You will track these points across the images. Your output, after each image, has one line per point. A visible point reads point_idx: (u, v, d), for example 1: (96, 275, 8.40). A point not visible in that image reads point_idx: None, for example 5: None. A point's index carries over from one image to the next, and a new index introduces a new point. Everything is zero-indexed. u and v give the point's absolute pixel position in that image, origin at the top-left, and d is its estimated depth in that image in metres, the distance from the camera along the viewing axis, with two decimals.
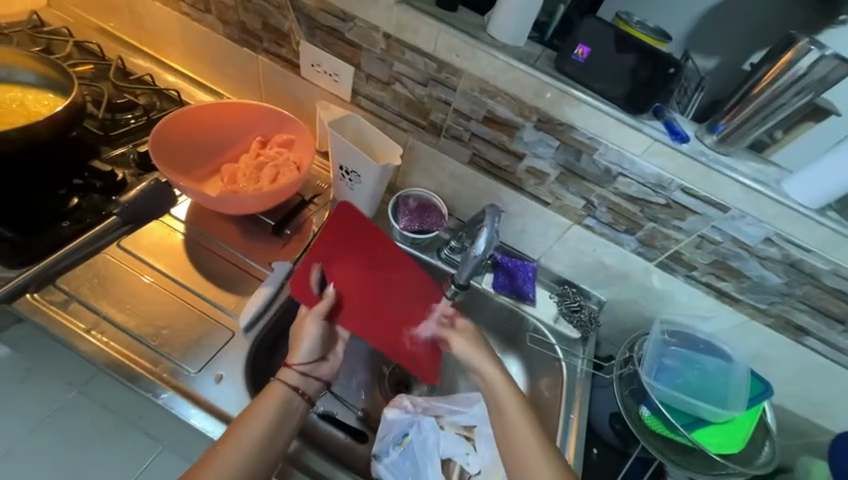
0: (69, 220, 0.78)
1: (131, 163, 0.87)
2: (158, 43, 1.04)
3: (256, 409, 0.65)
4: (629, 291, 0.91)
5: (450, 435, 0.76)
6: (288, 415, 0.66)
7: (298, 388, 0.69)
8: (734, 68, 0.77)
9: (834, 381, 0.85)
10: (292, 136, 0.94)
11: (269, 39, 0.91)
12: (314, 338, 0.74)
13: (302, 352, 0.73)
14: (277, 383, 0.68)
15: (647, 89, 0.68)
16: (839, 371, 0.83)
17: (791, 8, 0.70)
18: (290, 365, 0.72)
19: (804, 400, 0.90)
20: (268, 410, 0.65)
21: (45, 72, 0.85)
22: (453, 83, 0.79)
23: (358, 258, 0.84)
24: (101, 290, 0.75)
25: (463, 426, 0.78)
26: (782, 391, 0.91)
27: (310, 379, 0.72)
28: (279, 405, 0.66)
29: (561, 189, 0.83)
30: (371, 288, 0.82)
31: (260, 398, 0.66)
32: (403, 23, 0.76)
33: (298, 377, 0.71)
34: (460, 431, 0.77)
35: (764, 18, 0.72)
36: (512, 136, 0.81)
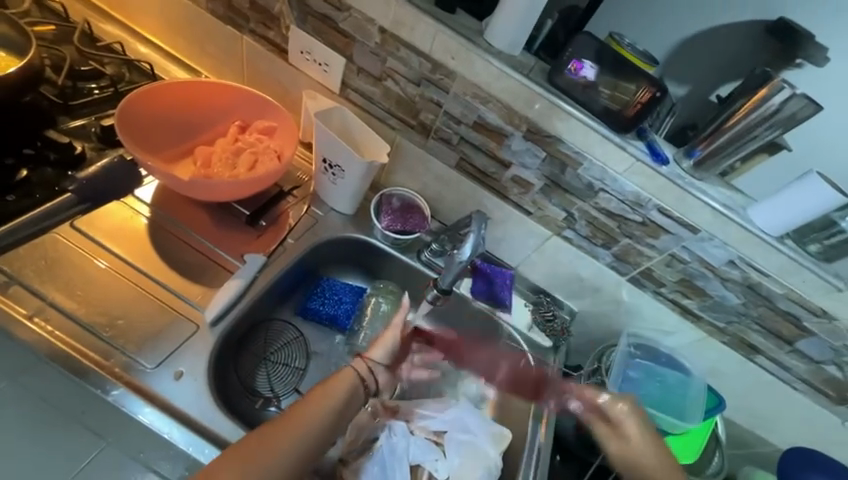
0: (15, 194, 0.70)
1: (92, 136, 0.80)
2: (130, 10, 0.96)
3: (324, 391, 0.67)
4: (601, 303, 0.94)
5: (421, 440, 0.75)
6: (354, 400, 0.69)
7: (364, 378, 0.72)
8: (701, 98, 0.81)
9: (778, 397, 0.92)
10: (275, 123, 0.90)
11: (256, 20, 0.86)
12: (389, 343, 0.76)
13: (381, 351, 0.75)
14: (349, 369, 0.71)
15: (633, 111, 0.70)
16: (783, 387, 0.90)
17: (760, 44, 0.74)
18: (366, 357, 0.74)
19: (750, 413, 0.97)
20: (341, 390, 0.68)
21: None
22: (446, 85, 0.78)
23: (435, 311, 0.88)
24: (49, 272, 0.68)
25: (434, 431, 0.77)
26: (731, 404, 0.97)
27: (377, 375, 0.74)
28: (349, 389, 0.69)
29: (544, 200, 0.85)
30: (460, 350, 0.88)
31: (337, 377, 0.70)
32: (400, 19, 0.74)
33: (368, 369, 0.73)
34: (430, 436, 0.76)
35: (735, 54, 0.76)
36: (501, 144, 0.81)
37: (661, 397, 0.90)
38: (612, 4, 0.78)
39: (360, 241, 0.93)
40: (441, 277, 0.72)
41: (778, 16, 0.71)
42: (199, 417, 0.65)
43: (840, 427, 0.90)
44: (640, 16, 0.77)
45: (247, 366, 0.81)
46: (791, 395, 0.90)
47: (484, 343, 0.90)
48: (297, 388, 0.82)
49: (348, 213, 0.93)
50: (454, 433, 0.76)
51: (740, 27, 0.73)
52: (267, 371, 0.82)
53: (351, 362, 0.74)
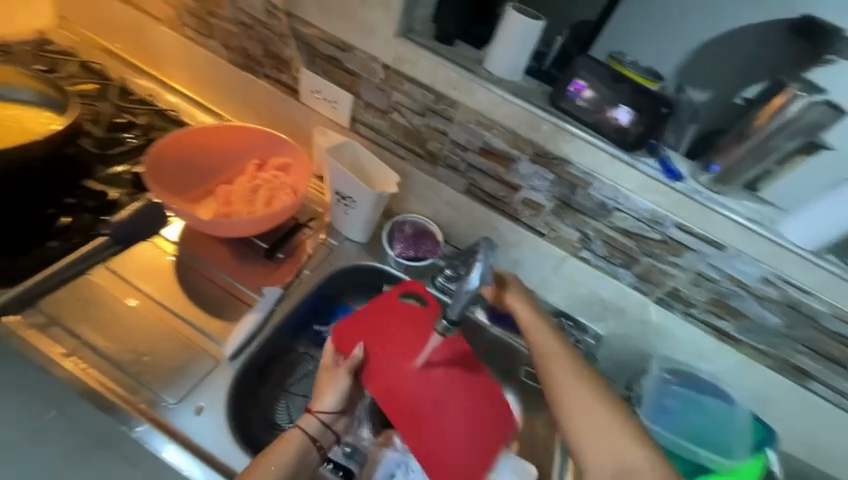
0: (56, 240, 0.77)
1: (125, 182, 0.86)
2: (163, 66, 1.06)
3: (270, 458, 0.64)
4: (626, 326, 0.89)
5: None
6: (302, 466, 0.65)
7: (315, 438, 0.68)
8: (727, 101, 0.78)
9: (839, 427, 0.83)
10: (289, 159, 0.95)
11: (270, 65, 0.92)
12: (342, 389, 0.70)
13: (330, 399, 0.70)
14: (296, 429, 0.67)
15: (640, 127, 0.69)
16: (842, 415, 0.81)
17: (782, 47, 0.73)
18: (313, 411, 0.69)
19: (808, 445, 0.87)
20: (286, 456, 0.64)
21: (46, 92, 0.83)
22: (450, 114, 0.79)
23: (370, 335, 0.73)
24: (83, 312, 0.73)
25: None
26: (785, 435, 0.88)
27: (328, 431, 0.69)
28: (297, 454, 0.65)
29: (557, 221, 0.83)
30: (408, 374, 0.70)
31: (279, 444, 0.65)
32: (401, 55, 0.77)
33: (319, 425, 0.69)
34: None
35: (755, 56, 0.75)
36: (508, 168, 0.81)
37: (702, 429, 0.82)
38: (622, 25, 0.81)
39: (373, 268, 0.93)
40: (450, 307, 0.67)
41: (800, 13, 0.71)
42: (218, 453, 0.66)
43: None
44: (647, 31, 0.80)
45: (266, 398, 0.81)
46: None
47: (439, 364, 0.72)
48: None
49: (361, 241, 0.94)
50: None
51: (756, 28, 0.74)
52: (287, 402, 0.82)
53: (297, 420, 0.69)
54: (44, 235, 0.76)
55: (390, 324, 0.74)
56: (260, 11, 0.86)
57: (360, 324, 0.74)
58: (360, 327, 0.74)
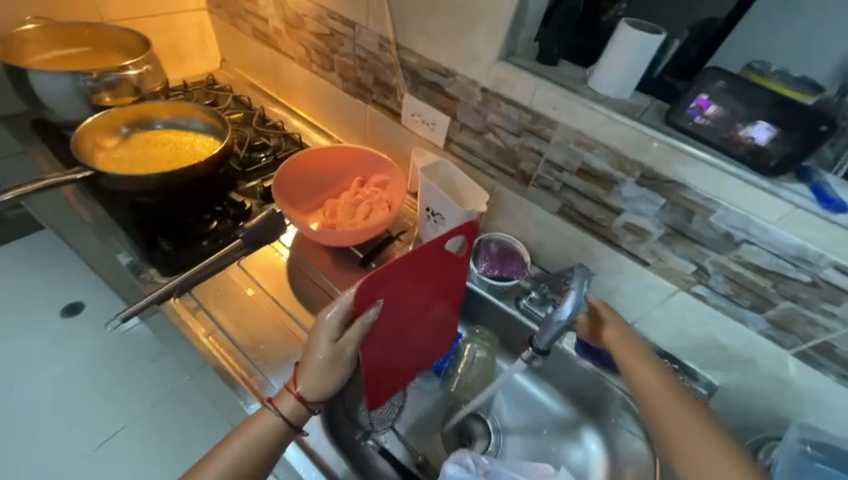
0: (207, 240, 0.93)
1: (257, 195, 1.03)
2: (293, 97, 1.28)
3: (239, 436, 0.61)
4: (754, 381, 0.76)
5: None
6: (279, 447, 0.62)
7: (289, 419, 0.63)
8: None
9: None
10: (387, 178, 1.05)
11: (378, 92, 1.02)
12: (339, 372, 0.64)
13: (310, 381, 0.63)
14: (268, 409, 0.63)
15: (786, 148, 0.58)
16: None
17: None
18: (291, 389, 0.64)
19: None
20: (259, 435, 0.61)
21: (211, 121, 1.03)
22: (547, 134, 0.77)
23: (395, 279, 0.66)
24: (220, 300, 0.87)
25: None
26: None
27: (303, 412, 0.64)
28: (272, 435, 0.61)
29: (666, 249, 0.74)
30: (404, 318, 0.72)
31: (251, 421, 0.62)
32: (501, 78, 0.77)
33: (295, 407, 0.63)
34: None
35: None
36: (609, 190, 0.75)
37: None
38: (757, 31, 0.73)
39: None
40: (538, 336, 0.68)
41: None
42: (314, 443, 0.72)
43: None
44: (782, 42, 0.72)
45: (351, 398, 0.85)
46: None
47: (427, 312, 0.77)
48: (393, 426, 0.87)
49: None
50: None
51: None
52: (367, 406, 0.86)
53: (270, 400, 0.64)
54: (196, 237, 0.92)
55: (420, 268, 0.69)
56: (372, 45, 0.94)
57: (400, 270, 0.66)
58: (396, 272, 0.65)
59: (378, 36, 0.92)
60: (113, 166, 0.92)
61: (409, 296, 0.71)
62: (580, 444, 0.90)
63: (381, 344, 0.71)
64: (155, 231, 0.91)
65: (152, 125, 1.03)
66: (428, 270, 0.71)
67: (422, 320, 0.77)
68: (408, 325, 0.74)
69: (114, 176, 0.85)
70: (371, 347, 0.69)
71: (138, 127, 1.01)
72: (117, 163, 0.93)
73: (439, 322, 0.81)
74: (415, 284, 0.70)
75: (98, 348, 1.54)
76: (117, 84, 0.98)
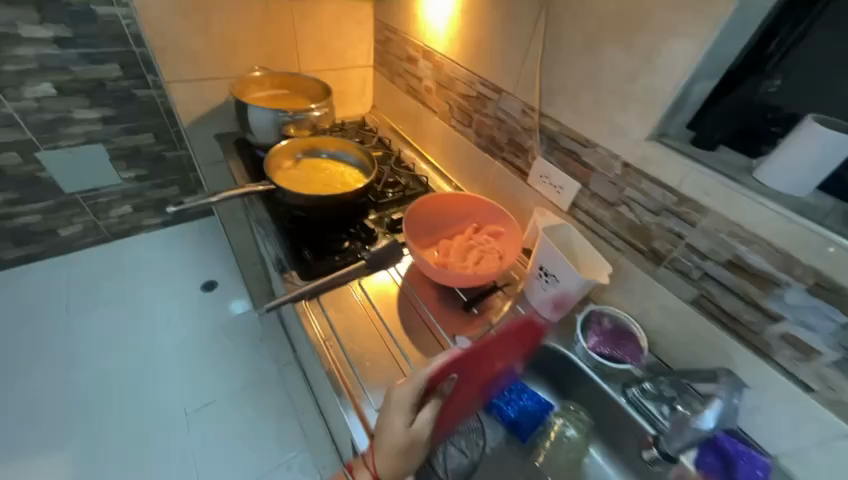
0: (339, 256, 1.06)
1: (384, 224, 1.17)
2: (427, 144, 1.44)
3: None
4: None
5: None
6: None
7: None
8: None
9: None
10: (502, 229, 1.09)
11: (509, 151, 1.10)
12: (411, 457, 0.67)
13: (383, 463, 0.66)
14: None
15: None
16: None
17: None
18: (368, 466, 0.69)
19: None
20: None
21: (363, 159, 1.22)
22: (694, 219, 0.73)
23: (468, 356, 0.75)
24: (340, 311, 0.98)
25: None
26: None
27: None
28: None
29: (840, 377, 0.62)
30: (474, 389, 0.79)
31: None
32: (648, 156, 0.76)
33: None
34: None
35: None
36: (768, 292, 0.66)
37: None
38: None
39: (558, 353, 0.93)
40: (665, 440, 0.78)
41: None
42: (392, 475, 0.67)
43: None
44: None
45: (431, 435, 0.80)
46: None
47: (495, 383, 0.84)
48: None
49: (553, 321, 0.95)
50: None
51: None
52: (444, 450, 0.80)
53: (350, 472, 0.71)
54: (331, 252, 1.07)
55: (489, 352, 0.78)
56: (515, 110, 1.02)
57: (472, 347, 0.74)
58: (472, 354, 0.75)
59: (523, 103, 0.99)
60: (287, 183, 1.12)
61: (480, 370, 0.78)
62: None
63: (453, 413, 0.78)
64: (302, 239, 1.08)
65: (318, 154, 1.25)
66: (499, 346, 0.79)
67: (490, 391, 0.84)
68: (478, 395, 0.81)
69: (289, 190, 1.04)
70: (443, 419, 0.76)
71: (309, 154, 1.24)
72: (290, 181, 1.14)
73: (506, 392, 0.87)
74: (487, 359, 0.78)
75: (224, 325, 1.88)
76: (302, 121, 1.22)
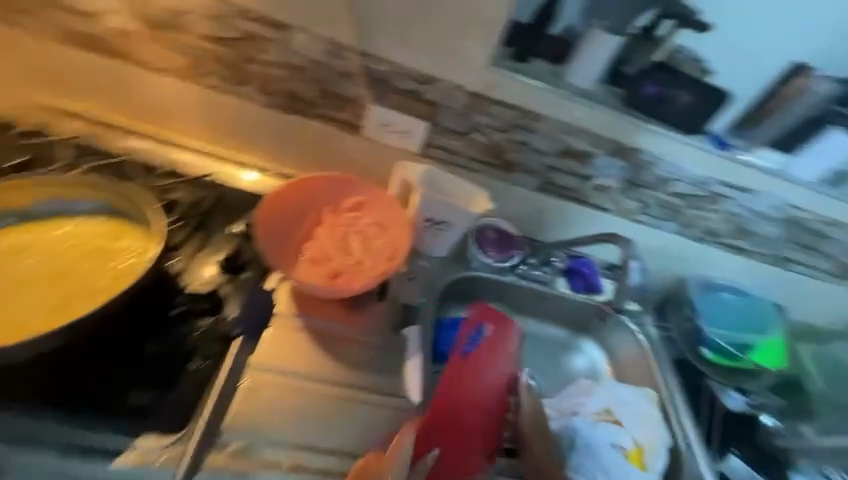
0: (194, 359, 0.71)
1: (215, 272, 0.80)
2: (159, 119, 0.89)
3: None
4: (668, 265, 1.11)
5: (613, 449, 0.87)
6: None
7: None
8: None
9: (820, 295, 1.13)
10: (362, 198, 0.91)
11: (325, 105, 0.86)
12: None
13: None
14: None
15: (692, 99, 0.83)
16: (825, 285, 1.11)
17: None
18: None
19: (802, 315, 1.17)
20: None
21: (103, 197, 0.77)
22: (534, 128, 0.86)
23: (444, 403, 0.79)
24: (264, 416, 0.71)
25: (617, 443, 0.88)
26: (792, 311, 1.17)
27: None
28: None
29: (623, 197, 0.98)
30: (475, 409, 0.80)
31: None
32: (491, 82, 0.81)
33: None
34: (617, 445, 0.88)
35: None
36: (586, 164, 0.92)
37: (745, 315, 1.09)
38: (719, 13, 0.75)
39: (465, 277, 1.02)
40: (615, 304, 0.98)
41: None
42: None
43: None
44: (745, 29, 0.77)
45: None
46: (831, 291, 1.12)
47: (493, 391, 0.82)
48: None
49: (442, 254, 0.99)
50: (633, 434, 0.90)
51: None
52: None
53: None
54: (176, 365, 0.70)
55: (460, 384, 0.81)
56: (319, 52, 0.79)
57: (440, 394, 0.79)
58: (429, 421, 0.77)
59: (328, 42, 0.78)
60: None
61: (463, 397, 0.80)
62: (582, 353, 1.12)
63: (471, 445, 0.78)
64: (108, 385, 0.66)
65: (11, 222, 0.75)
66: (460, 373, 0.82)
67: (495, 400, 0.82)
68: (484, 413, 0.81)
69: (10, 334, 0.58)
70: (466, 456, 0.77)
71: None
72: None
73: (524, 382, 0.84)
74: (456, 387, 0.80)
75: None
76: None
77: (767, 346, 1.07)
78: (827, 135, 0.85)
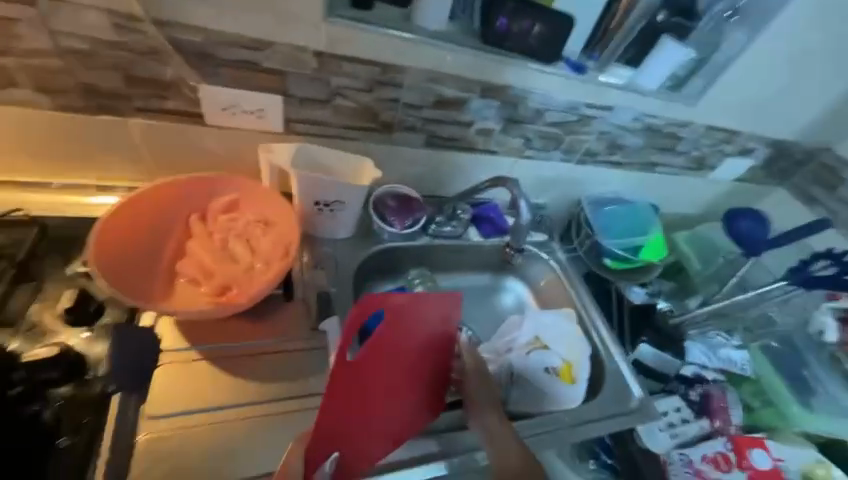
0: (62, 435, 0.60)
1: (63, 327, 0.66)
2: None
3: None
4: (560, 191, 1.18)
5: (546, 373, 0.94)
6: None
7: None
8: None
9: (686, 188, 1.30)
10: (234, 196, 0.81)
11: (142, 96, 0.71)
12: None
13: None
14: None
15: (545, 24, 0.82)
16: (686, 178, 1.27)
17: None
18: None
19: (675, 208, 1.35)
20: None
21: None
22: (399, 81, 0.80)
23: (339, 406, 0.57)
24: (178, 466, 0.61)
25: (550, 366, 0.95)
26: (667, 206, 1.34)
27: None
28: None
29: (507, 137, 0.99)
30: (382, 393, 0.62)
31: None
32: (335, 37, 0.71)
33: None
34: (550, 368, 0.95)
35: None
36: (462, 109, 0.89)
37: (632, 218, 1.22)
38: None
39: (377, 251, 0.97)
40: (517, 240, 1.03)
41: None
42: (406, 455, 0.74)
43: (720, 190, 1.33)
44: None
45: None
46: (693, 182, 1.29)
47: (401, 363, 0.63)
48: None
49: (349, 234, 0.94)
50: (562, 354, 0.97)
51: None
52: None
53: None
54: (37, 455, 0.58)
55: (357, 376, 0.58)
56: (99, 28, 0.63)
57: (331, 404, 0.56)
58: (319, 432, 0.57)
59: (107, 12, 0.62)
60: None
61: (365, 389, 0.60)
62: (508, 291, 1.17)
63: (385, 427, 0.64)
64: None
65: None
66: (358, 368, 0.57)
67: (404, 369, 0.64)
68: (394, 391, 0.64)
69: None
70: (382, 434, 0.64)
71: None
72: None
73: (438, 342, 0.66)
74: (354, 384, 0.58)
75: None
76: None
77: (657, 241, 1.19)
78: (663, 43, 0.91)
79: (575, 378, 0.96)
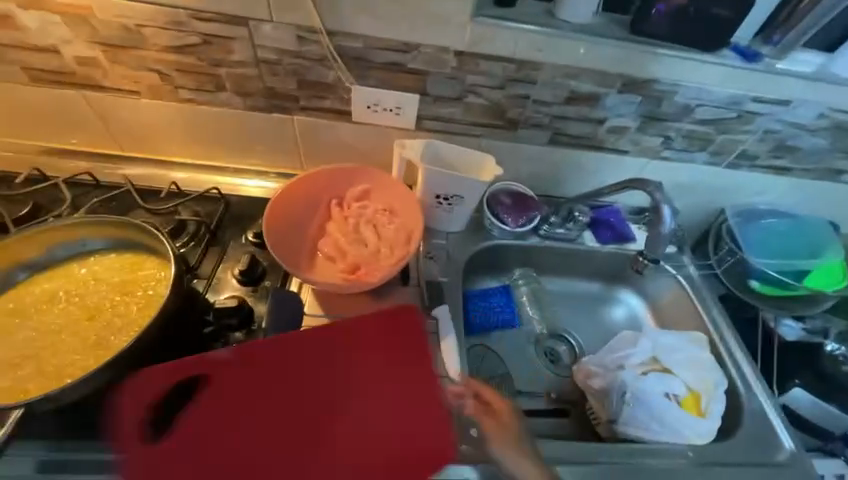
0: None
1: (238, 285, 0.80)
2: (157, 143, 0.92)
3: None
4: (700, 198, 1.03)
5: (666, 399, 0.82)
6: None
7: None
8: None
9: None
10: (367, 185, 0.90)
11: (306, 96, 0.83)
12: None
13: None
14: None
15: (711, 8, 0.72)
16: None
17: None
18: None
19: None
20: None
21: (108, 232, 0.76)
22: (534, 77, 0.79)
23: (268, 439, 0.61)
24: None
25: (672, 393, 0.83)
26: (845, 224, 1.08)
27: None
28: None
29: (642, 135, 0.90)
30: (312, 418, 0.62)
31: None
32: (478, 36, 0.73)
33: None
34: (672, 395, 0.82)
35: None
36: (595, 105, 0.84)
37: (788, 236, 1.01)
38: None
39: (487, 247, 0.98)
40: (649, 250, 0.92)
41: None
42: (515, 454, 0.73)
43: None
44: None
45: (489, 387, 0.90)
46: None
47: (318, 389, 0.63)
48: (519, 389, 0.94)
49: (460, 229, 0.97)
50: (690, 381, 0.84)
51: None
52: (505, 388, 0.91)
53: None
54: None
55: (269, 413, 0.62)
56: (284, 39, 0.75)
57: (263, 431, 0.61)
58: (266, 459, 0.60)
59: (292, 26, 0.73)
60: (8, 382, 0.64)
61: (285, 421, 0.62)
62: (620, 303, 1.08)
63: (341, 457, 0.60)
64: None
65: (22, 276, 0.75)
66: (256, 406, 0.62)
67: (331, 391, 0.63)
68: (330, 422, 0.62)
69: (59, 391, 0.58)
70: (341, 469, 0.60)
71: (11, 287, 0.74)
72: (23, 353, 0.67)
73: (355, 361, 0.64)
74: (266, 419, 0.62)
75: None
76: None
77: (829, 266, 0.94)
78: None
79: (703, 412, 0.82)
